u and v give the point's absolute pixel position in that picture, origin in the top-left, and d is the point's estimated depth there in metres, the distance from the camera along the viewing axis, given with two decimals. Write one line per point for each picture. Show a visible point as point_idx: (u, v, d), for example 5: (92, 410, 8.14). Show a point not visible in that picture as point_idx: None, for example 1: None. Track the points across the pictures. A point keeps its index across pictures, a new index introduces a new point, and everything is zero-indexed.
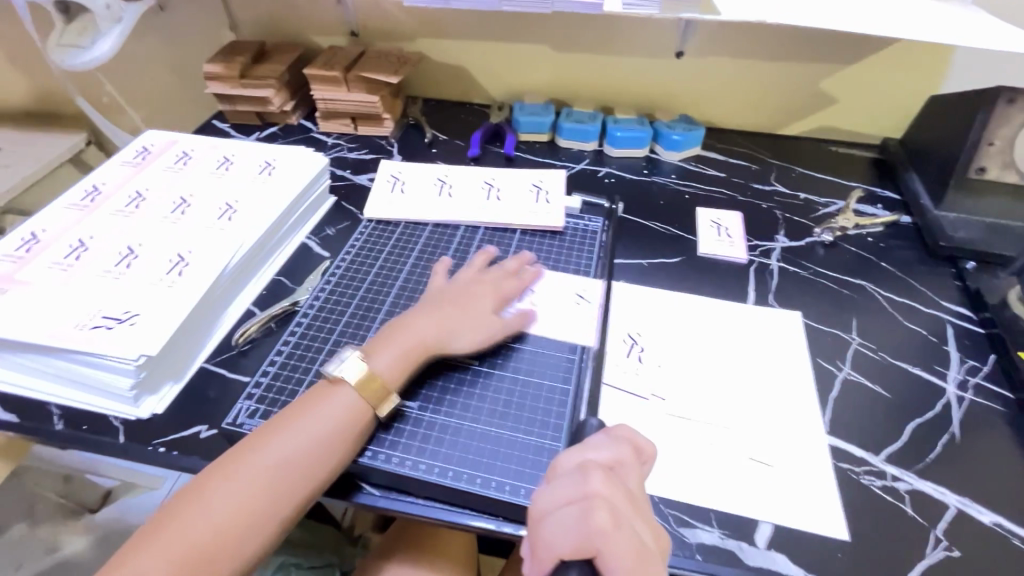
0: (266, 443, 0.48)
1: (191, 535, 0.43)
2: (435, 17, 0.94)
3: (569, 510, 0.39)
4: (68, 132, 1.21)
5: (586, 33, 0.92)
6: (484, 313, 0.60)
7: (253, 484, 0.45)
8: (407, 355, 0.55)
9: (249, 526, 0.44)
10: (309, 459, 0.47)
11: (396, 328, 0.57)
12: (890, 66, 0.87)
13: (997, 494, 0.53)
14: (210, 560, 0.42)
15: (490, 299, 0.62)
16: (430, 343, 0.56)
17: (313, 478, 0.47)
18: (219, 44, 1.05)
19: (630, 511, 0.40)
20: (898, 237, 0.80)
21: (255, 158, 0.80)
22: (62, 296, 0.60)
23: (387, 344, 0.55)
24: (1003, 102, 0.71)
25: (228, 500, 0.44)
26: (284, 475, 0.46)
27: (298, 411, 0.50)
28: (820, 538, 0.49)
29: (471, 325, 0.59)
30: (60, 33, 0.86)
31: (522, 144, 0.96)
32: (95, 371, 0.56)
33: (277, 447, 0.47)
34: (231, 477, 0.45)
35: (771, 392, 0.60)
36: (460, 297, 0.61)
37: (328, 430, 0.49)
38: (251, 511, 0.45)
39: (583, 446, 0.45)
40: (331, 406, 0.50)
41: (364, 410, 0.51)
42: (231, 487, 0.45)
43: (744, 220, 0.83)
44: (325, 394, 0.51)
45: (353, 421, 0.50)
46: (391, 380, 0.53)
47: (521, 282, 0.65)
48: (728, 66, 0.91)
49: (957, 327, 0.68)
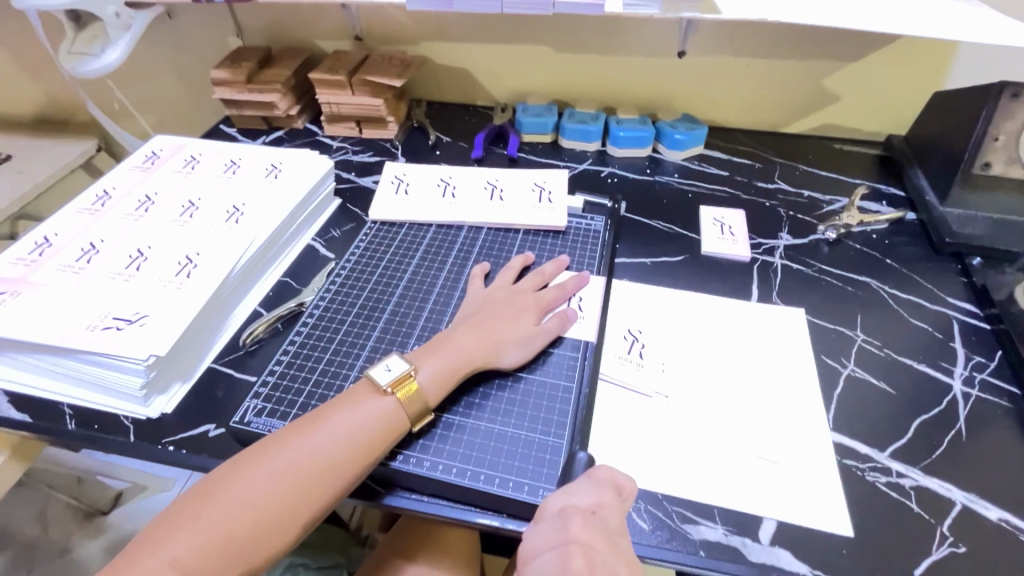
0: (293, 441, 0.48)
1: (215, 526, 0.43)
2: (437, 21, 0.95)
3: (551, 555, 0.41)
4: (78, 139, 1.23)
5: (588, 33, 0.92)
6: (525, 326, 0.60)
7: (281, 481, 0.46)
8: (451, 370, 0.55)
9: (272, 522, 0.44)
10: (334, 462, 0.47)
11: (441, 345, 0.56)
12: (893, 63, 0.87)
13: (1004, 490, 0.53)
14: (232, 555, 0.43)
15: (530, 312, 0.61)
16: (474, 359, 0.56)
17: (337, 482, 0.47)
18: (226, 50, 1.07)
19: (612, 554, 0.41)
20: (903, 233, 0.80)
21: (262, 162, 0.81)
22: (74, 298, 0.61)
23: (430, 360, 0.55)
24: (1008, 97, 0.70)
25: (255, 494, 0.45)
26: (312, 475, 0.46)
27: (330, 412, 0.50)
28: (824, 534, 0.49)
29: (513, 338, 0.59)
30: (71, 41, 0.88)
31: (526, 145, 0.97)
32: (105, 372, 0.57)
33: (307, 445, 0.48)
34: (257, 475, 0.46)
35: (775, 392, 0.60)
36: (500, 311, 0.61)
37: (355, 433, 0.49)
38: (275, 510, 0.45)
39: (566, 490, 0.46)
40: (360, 408, 0.50)
41: (396, 418, 0.51)
42: (257, 481, 0.45)
43: (748, 218, 0.83)
44: (360, 397, 0.51)
45: (385, 430, 0.50)
46: (431, 392, 0.53)
47: (560, 291, 0.65)
48: (731, 64, 0.91)
49: (963, 323, 0.68)
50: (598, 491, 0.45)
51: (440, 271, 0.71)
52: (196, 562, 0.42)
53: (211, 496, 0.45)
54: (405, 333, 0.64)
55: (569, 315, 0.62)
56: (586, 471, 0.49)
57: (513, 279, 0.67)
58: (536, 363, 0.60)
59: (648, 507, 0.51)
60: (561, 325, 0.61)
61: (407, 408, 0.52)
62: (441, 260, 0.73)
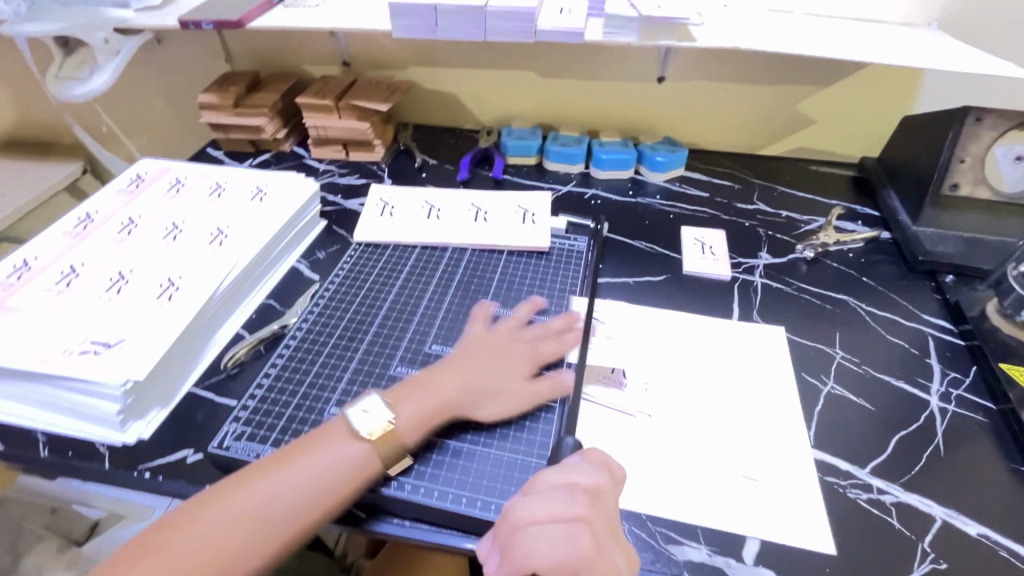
0: (254, 482, 0.47)
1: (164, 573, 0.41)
2: (423, 47, 0.97)
3: (556, 530, 0.41)
4: (63, 162, 1.23)
5: (570, 61, 0.95)
6: (511, 380, 0.58)
7: (240, 523, 0.44)
8: (427, 414, 0.53)
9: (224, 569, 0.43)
10: (301, 504, 0.46)
11: (422, 385, 0.55)
12: (863, 88, 0.90)
13: (983, 505, 0.53)
14: None
15: (521, 365, 0.59)
16: (451, 406, 0.54)
17: (297, 527, 0.46)
18: (214, 74, 1.08)
19: (608, 536, 0.43)
20: (879, 252, 0.82)
21: (248, 184, 0.81)
22: (51, 322, 0.60)
23: (408, 401, 0.53)
24: (972, 120, 0.73)
25: (209, 539, 0.43)
26: (271, 518, 0.45)
27: (295, 454, 0.49)
28: (807, 552, 0.49)
29: (494, 391, 0.57)
30: (59, 66, 0.89)
31: (511, 168, 0.98)
32: (82, 396, 0.56)
33: (276, 486, 0.47)
34: (219, 516, 0.44)
35: (756, 409, 0.61)
36: (494, 357, 0.59)
37: (326, 476, 0.48)
38: (235, 554, 0.43)
39: (567, 467, 0.46)
40: (334, 451, 0.49)
41: (368, 460, 0.50)
42: (214, 524, 0.44)
43: (728, 238, 0.84)
44: (333, 440, 0.50)
45: (353, 474, 0.49)
46: (408, 435, 0.52)
47: (560, 345, 0.62)
48: (709, 90, 0.94)
49: (938, 339, 0.69)
50: (601, 471, 0.46)
51: (424, 291, 0.72)
52: None
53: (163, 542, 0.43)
54: (387, 354, 0.64)
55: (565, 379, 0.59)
56: (583, 451, 0.50)
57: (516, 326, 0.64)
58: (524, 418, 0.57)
59: (632, 527, 0.51)
60: (552, 389, 0.58)
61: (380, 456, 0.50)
62: (425, 281, 0.73)
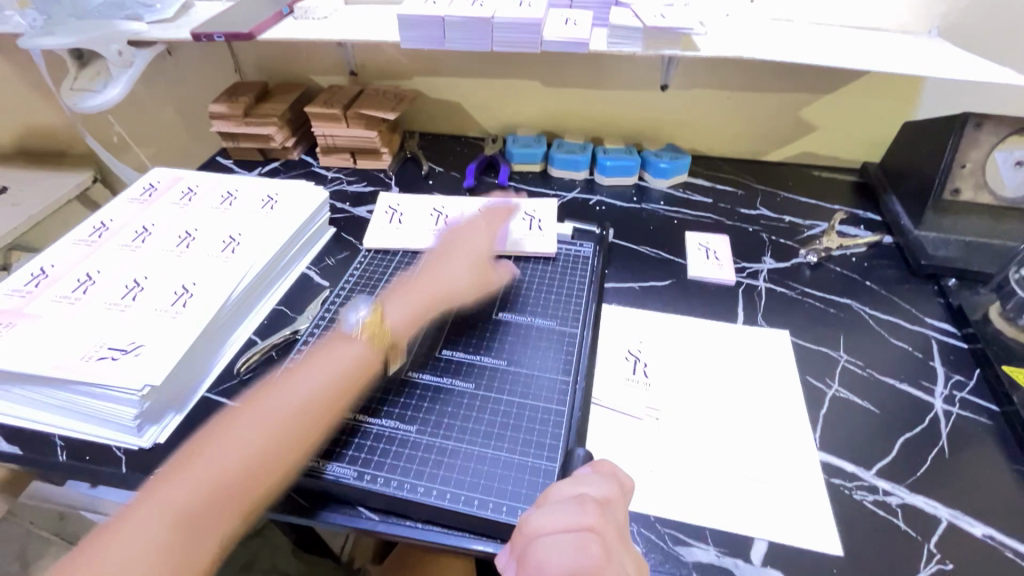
0: (274, 392, 0.57)
1: (207, 471, 0.50)
2: (430, 57, 0.99)
3: (567, 538, 0.42)
4: (74, 171, 1.25)
5: (574, 70, 0.96)
6: (473, 259, 0.75)
7: (263, 424, 0.54)
8: (412, 311, 0.67)
9: (258, 463, 0.51)
10: (316, 399, 0.56)
11: (399, 294, 0.69)
12: (864, 95, 0.91)
13: (988, 506, 0.54)
14: (236, 487, 0.50)
15: (477, 253, 0.76)
16: (433, 297, 0.69)
17: (315, 420, 0.55)
18: (223, 85, 1.10)
19: (620, 547, 0.43)
20: (881, 256, 0.83)
21: (258, 192, 0.83)
22: (69, 329, 0.62)
23: (391, 308, 0.67)
24: (972, 126, 0.74)
25: (243, 439, 0.52)
26: (287, 415, 0.55)
27: (302, 365, 0.59)
28: (814, 553, 0.50)
29: (464, 272, 0.73)
30: (74, 78, 0.91)
31: (516, 175, 1.00)
32: (100, 402, 0.57)
33: (291, 389, 0.57)
34: (248, 420, 0.54)
35: (762, 412, 0.61)
36: (455, 256, 0.75)
37: (334, 374, 0.58)
38: (270, 446, 0.52)
39: (576, 479, 0.47)
40: (335, 353, 0.60)
41: (367, 358, 0.61)
42: (244, 429, 0.53)
43: (732, 243, 0.85)
44: (334, 346, 0.61)
45: (355, 366, 0.60)
46: (400, 330, 0.65)
47: (503, 233, 0.80)
48: (711, 97, 0.96)
49: (941, 342, 0.70)
50: (609, 484, 0.47)
51: None
52: (203, 497, 0.48)
53: (202, 451, 0.52)
54: None
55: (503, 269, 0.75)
56: (592, 463, 0.51)
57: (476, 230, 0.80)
58: (532, 401, 0.60)
59: (641, 529, 0.51)
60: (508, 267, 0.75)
61: (374, 341, 0.62)
62: None
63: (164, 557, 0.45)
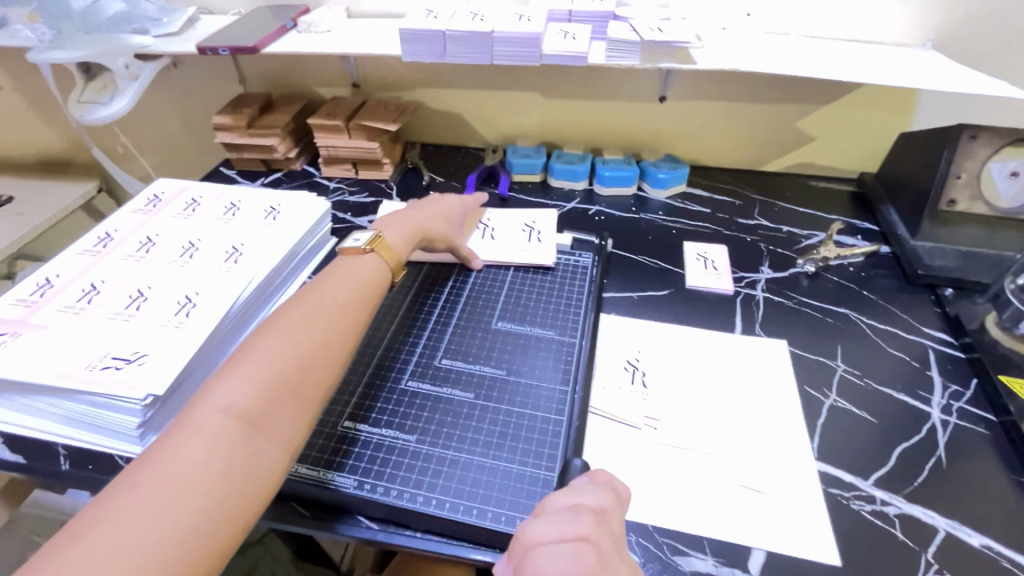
0: (300, 303, 0.56)
1: (264, 368, 0.49)
2: (431, 69, 1.00)
3: (563, 547, 0.42)
4: (79, 181, 1.26)
5: (573, 82, 0.98)
6: (450, 208, 0.80)
7: (304, 324, 0.54)
8: (409, 234, 0.71)
9: (304, 365, 0.51)
10: (345, 305, 0.58)
11: (392, 221, 0.72)
12: (861, 106, 0.92)
13: (986, 516, 0.54)
14: (288, 388, 0.49)
15: (453, 204, 0.81)
16: (422, 224, 0.74)
17: (349, 323, 0.57)
18: (228, 96, 1.11)
19: (615, 555, 0.43)
20: (878, 266, 0.83)
21: (261, 203, 0.84)
22: (73, 338, 0.62)
23: (387, 229, 0.70)
24: (967, 138, 0.75)
25: (284, 345, 0.52)
26: (327, 320, 0.55)
27: (321, 281, 0.60)
28: (812, 563, 0.50)
29: (445, 215, 0.78)
30: (81, 91, 0.92)
31: (516, 185, 1.01)
32: (102, 411, 0.57)
33: (318, 299, 0.57)
34: (283, 327, 0.53)
35: (760, 422, 0.62)
36: (434, 201, 0.80)
37: (357, 286, 0.60)
38: (313, 349, 0.52)
39: (572, 489, 0.48)
40: (351, 268, 0.62)
41: (379, 268, 0.64)
42: (286, 335, 0.52)
43: (729, 253, 0.86)
44: (346, 261, 0.64)
45: (376, 280, 0.63)
46: (400, 245, 0.69)
47: (472, 193, 0.86)
48: (709, 108, 0.97)
49: (939, 352, 0.70)
50: (604, 493, 0.48)
51: (434, 307, 0.73)
52: (257, 397, 0.47)
53: (246, 356, 0.50)
54: (399, 368, 0.65)
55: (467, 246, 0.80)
56: (588, 473, 0.51)
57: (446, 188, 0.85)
58: (531, 408, 0.60)
59: (639, 539, 0.52)
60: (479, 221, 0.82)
61: (385, 255, 0.66)
62: (434, 298, 0.75)
63: (231, 454, 0.44)
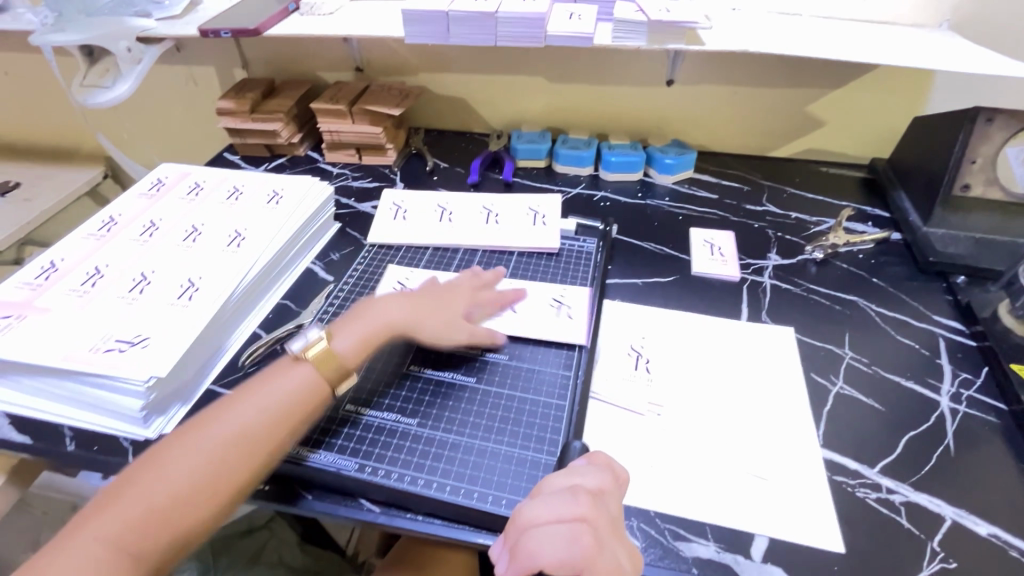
0: (219, 414, 0.50)
1: (133, 508, 0.43)
2: (435, 53, 0.99)
3: (559, 529, 0.42)
4: (86, 167, 1.27)
5: (579, 65, 0.96)
6: (453, 311, 0.65)
7: (201, 453, 0.47)
8: (369, 337, 0.59)
9: (189, 496, 0.45)
10: (263, 422, 0.50)
11: (365, 313, 0.62)
12: (874, 89, 0.90)
13: (994, 506, 0.53)
14: (160, 524, 0.43)
15: (462, 302, 0.66)
16: (393, 325, 0.61)
17: (262, 446, 0.49)
18: (231, 81, 1.11)
19: (611, 535, 0.44)
20: (889, 253, 0.82)
21: (264, 188, 0.83)
22: (76, 321, 0.62)
23: (351, 326, 0.60)
24: (983, 121, 0.73)
25: (178, 468, 0.46)
26: (231, 444, 0.48)
27: (252, 385, 0.53)
28: (815, 550, 0.50)
29: (437, 317, 0.64)
30: (84, 76, 0.92)
31: (520, 171, 1.00)
32: (107, 393, 0.58)
33: (235, 412, 0.50)
34: (184, 445, 0.47)
35: (765, 408, 0.61)
36: (435, 297, 0.65)
37: (283, 398, 0.52)
38: (206, 478, 0.46)
39: (571, 471, 0.47)
40: (285, 376, 0.54)
41: (315, 380, 0.54)
42: (178, 466, 0.46)
43: (737, 240, 0.85)
44: (284, 367, 0.55)
45: (308, 393, 0.53)
46: (349, 357, 0.57)
47: (498, 296, 0.68)
48: (718, 92, 0.95)
49: (949, 340, 0.69)
50: (603, 475, 0.47)
51: None
52: (123, 536, 0.42)
53: (126, 489, 0.45)
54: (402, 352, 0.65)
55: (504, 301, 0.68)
56: (585, 455, 0.51)
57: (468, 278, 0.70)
58: (517, 387, 0.61)
59: (641, 524, 0.51)
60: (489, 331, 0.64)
61: (320, 368, 0.55)
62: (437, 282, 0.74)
63: None
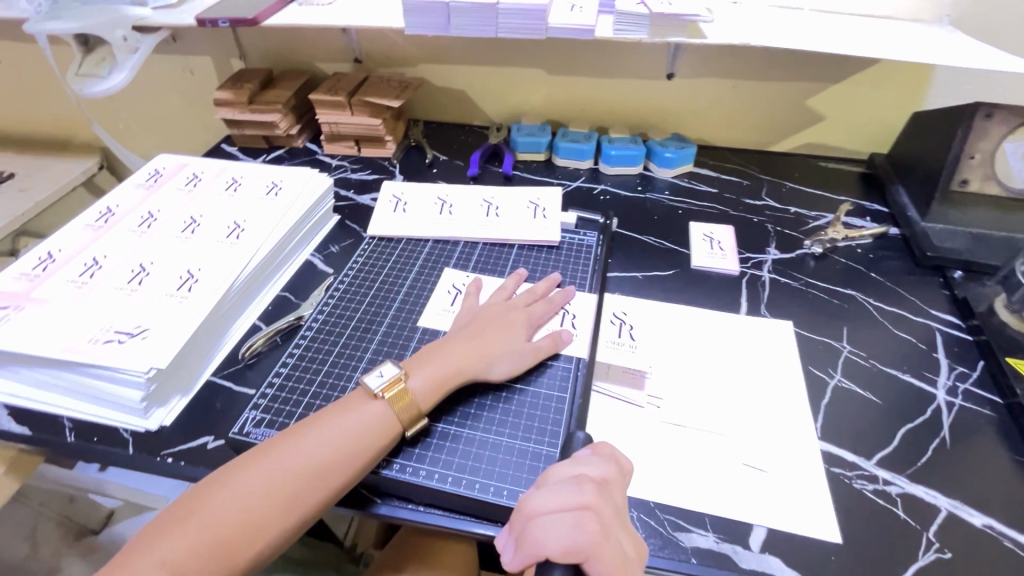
0: (289, 446, 0.49)
1: (197, 535, 0.44)
2: (435, 44, 0.98)
3: (564, 517, 0.42)
4: (80, 157, 1.26)
5: (580, 57, 0.95)
6: (518, 340, 0.61)
7: (259, 490, 0.46)
8: (442, 381, 0.56)
9: (252, 528, 0.45)
10: (331, 458, 0.49)
11: (433, 355, 0.58)
12: (874, 84, 0.90)
13: (988, 497, 0.54)
14: (223, 553, 0.44)
15: (522, 326, 0.62)
16: (465, 371, 0.57)
17: (326, 483, 0.48)
18: (229, 72, 1.10)
19: (616, 523, 0.44)
20: (888, 248, 0.82)
21: (262, 179, 0.83)
22: (75, 312, 0.62)
23: (422, 369, 0.56)
24: (982, 117, 0.73)
25: (246, 499, 0.46)
26: (295, 479, 0.47)
27: (322, 417, 0.52)
28: (814, 541, 0.50)
29: (503, 353, 0.60)
30: (80, 64, 0.90)
31: (520, 164, 0.99)
32: (106, 384, 0.58)
33: (305, 445, 0.49)
34: (253, 474, 0.47)
35: (763, 400, 0.62)
36: (499, 326, 0.62)
37: (352, 435, 0.51)
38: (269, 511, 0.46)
39: (576, 460, 0.48)
40: (355, 412, 0.52)
41: (385, 419, 0.53)
42: (241, 493, 0.46)
43: (736, 234, 0.85)
44: (355, 402, 0.53)
45: (375, 432, 0.52)
46: (424, 399, 0.55)
47: (549, 305, 0.66)
48: (718, 86, 0.95)
49: (946, 334, 0.70)
50: (607, 464, 0.48)
51: (436, 285, 0.73)
52: (189, 561, 0.43)
53: (194, 513, 0.45)
54: (402, 345, 0.65)
55: (562, 336, 0.63)
56: (590, 445, 0.51)
57: (507, 296, 0.68)
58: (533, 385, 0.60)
59: (641, 516, 0.52)
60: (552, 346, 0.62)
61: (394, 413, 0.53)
62: (437, 275, 0.75)
63: None
